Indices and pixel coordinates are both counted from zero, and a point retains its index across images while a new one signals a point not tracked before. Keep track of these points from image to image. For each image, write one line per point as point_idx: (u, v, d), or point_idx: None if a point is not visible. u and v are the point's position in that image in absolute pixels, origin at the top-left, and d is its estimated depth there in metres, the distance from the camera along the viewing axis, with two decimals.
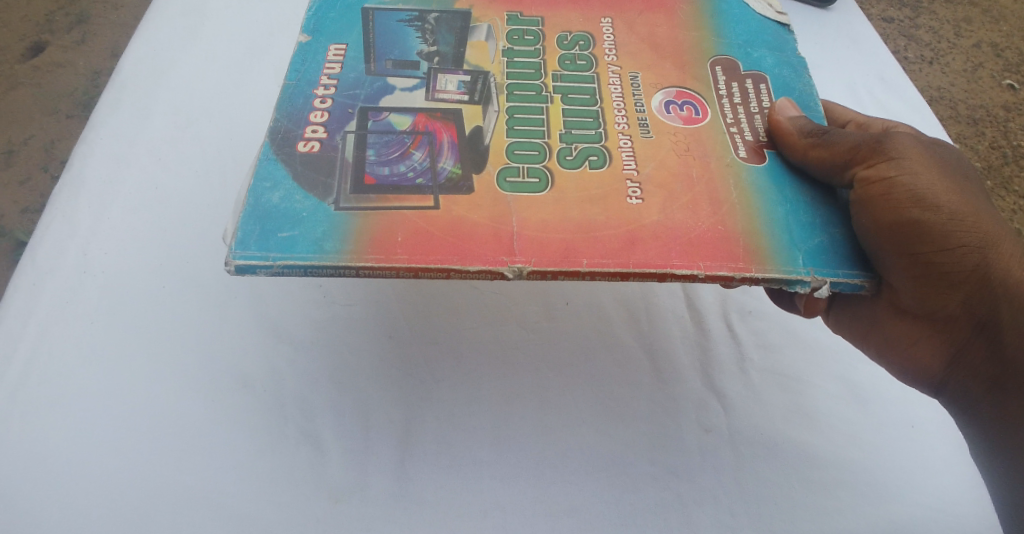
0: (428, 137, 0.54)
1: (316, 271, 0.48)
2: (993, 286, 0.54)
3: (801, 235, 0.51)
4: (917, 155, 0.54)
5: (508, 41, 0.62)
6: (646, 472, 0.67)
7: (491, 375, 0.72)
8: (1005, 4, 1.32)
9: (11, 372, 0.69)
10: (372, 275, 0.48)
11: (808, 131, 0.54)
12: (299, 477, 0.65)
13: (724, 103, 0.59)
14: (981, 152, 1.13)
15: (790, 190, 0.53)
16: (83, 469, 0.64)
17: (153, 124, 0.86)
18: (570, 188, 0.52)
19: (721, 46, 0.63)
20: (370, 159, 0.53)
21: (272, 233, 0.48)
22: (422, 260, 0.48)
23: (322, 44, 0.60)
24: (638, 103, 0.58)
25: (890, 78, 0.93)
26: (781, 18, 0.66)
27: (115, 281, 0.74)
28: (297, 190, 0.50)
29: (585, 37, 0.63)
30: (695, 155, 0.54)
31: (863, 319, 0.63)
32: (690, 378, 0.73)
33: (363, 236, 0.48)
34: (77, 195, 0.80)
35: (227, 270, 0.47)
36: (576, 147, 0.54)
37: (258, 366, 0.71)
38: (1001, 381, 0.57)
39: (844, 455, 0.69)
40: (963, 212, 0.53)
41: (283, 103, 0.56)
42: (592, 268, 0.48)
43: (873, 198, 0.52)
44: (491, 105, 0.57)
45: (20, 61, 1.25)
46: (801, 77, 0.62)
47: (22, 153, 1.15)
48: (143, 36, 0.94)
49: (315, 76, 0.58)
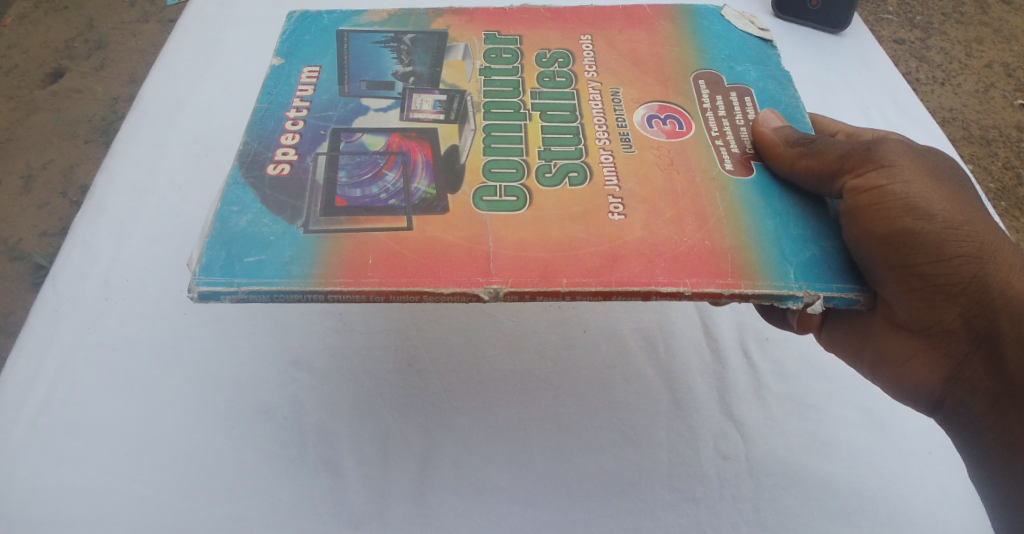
0: (402, 157, 0.52)
1: (282, 297, 0.46)
2: (993, 298, 0.51)
3: (792, 247, 0.49)
4: (909, 162, 0.51)
5: (485, 60, 0.60)
6: (665, 499, 0.67)
7: (510, 402, 0.72)
8: (1016, 23, 1.32)
9: (33, 398, 0.70)
10: (342, 299, 0.46)
11: (793, 141, 0.52)
12: (318, 505, 0.65)
13: (708, 116, 0.57)
14: (995, 173, 1.12)
15: (777, 201, 0.51)
16: (103, 495, 0.64)
17: (173, 153, 0.87)
18: (550, 206, 0.50)
19: (704, 60, 0.61)
20: (341, 181, 0.51)
21: (237, 258, 0.46)
22: (394, 284, 0.46)
23: (295, 67, 0.59)
24: (620, 119, 0.56)
25: (905, 102, 0.93)
26: (764, 34, 0.64)
27: (133, 308, 0.75)
28: (265, 214, 0.49)
29: (564, 55, 0.61)
30: (680, 170, 0.52)
31: (858, 332, 0.60)
32: (709, 405, 0.72)
33: (333, 259, 0.47)
34: (98, 221, 0.82)
35: (190, 298, 0.45)
36: (555, 163, 0.52)
37: (278, 394, 0.71)
38: (1002, 399, 0.53)
39: (866, 483, 0.67)
40: (958, 221, 0.50)
41: (253, 127, 0.54)
42: (572, 288, 0.46)
43: (863, 209, 0.49)
44: (468, 123, 0.55)
45: (41, 87, 1.28)
46: (787, 90, 0.60)
47: (42, 177, 1.17)
48: (164, 64, 0.96)
49: (287, 99, 0.56)
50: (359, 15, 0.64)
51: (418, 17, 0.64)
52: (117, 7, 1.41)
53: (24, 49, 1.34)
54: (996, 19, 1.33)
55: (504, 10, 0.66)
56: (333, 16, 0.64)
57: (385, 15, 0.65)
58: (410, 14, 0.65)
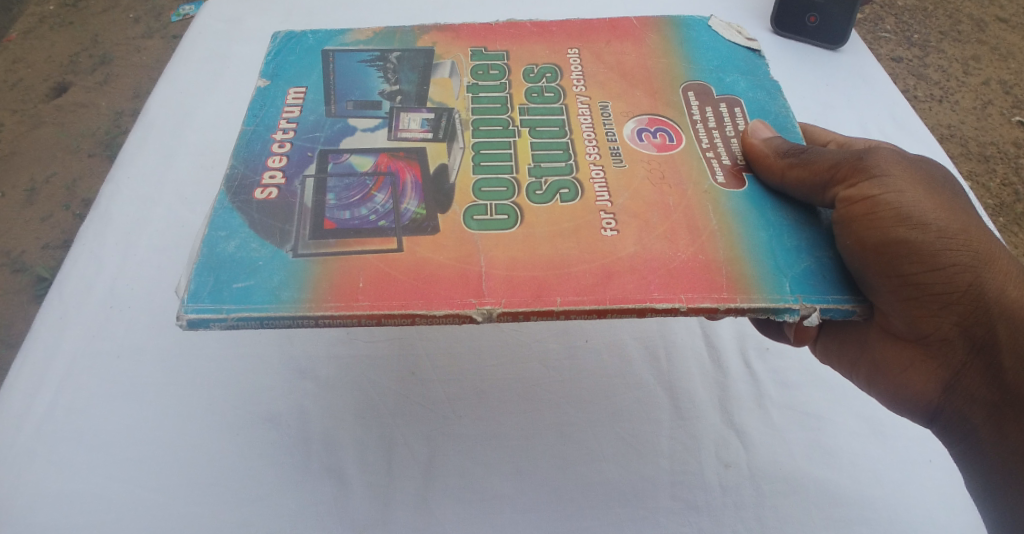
0: (390, 178, 0.53)
1: (272, 322, 0.46)
2: (988, 307, 0.51)
3: (786, 259, 0.49)
4: (902, 171, 0.51)
5: (472, 77, 0.61)
6: (668, 508, 0.66)
7: (513, 411, 0.72)
8: (1013, 41, 1.33)
9: (33, 408, 0.70)
10: (332, 323, 0.46)
11: (784, 151, 0.52)
12: (321, 512, 0.65)
13: (699, 128, 0.57)
14: (993, 190, 1.13)
15: (770, 212, 0.51)
16: (106, 502, 0.64)
17: (180, 166, 0.87)
18: (540, 223, 0.50)
19: (694, 72, 0.62)
20: (330, 203, 0.51)
21: (225, 284, 0.46)
22: (384, 306, 0.46)
23: (281, 88, 0.60)
24: (609, 132, 0.56)
25: (905, 119, 0.94)
26: (752, 44, 0.65)
27: (134, 318, 0.75)
28: (253, 238, 0.49)
29: (552, 68, 0.62)
30: (671, 183, 0.53)
31: (853, 343, 0.60)
32: (710, 414, 0.72)
33: (323, 283, 0.47)
34: (102, 231, 0.82)
35: (179, 325, 0.45)
36: (546, 180, 0.53)
37: (281, 403, 0.71)
38: (1001, 407, 0.53)
39: (869, 493, 0.67)
40: (952, 230, 0.50)
41: (239, 150, 0.55)
42: (566, 307, 0.46)
43: (856, 218, 0.50)
44: (456, 141, 0.55)
45: (45, 101, 1.29)
46: (777, 101, 0.60)
47: (45, 191, 1.18)
48: (170, 78, 0.96)
49: (273, 121, 0.57)
50: (344, 34, 0.65)
51: (403, 34, 0.65)
52: (121, 24, 1.42)
53: (29, 64, 1.35)
54: (993, 36, 1.34)
55: (490, 25, 0.66)
56: (318, 36, 0.65)
57: (370, 33, 0.65)
58: (396, 31, 0.65)
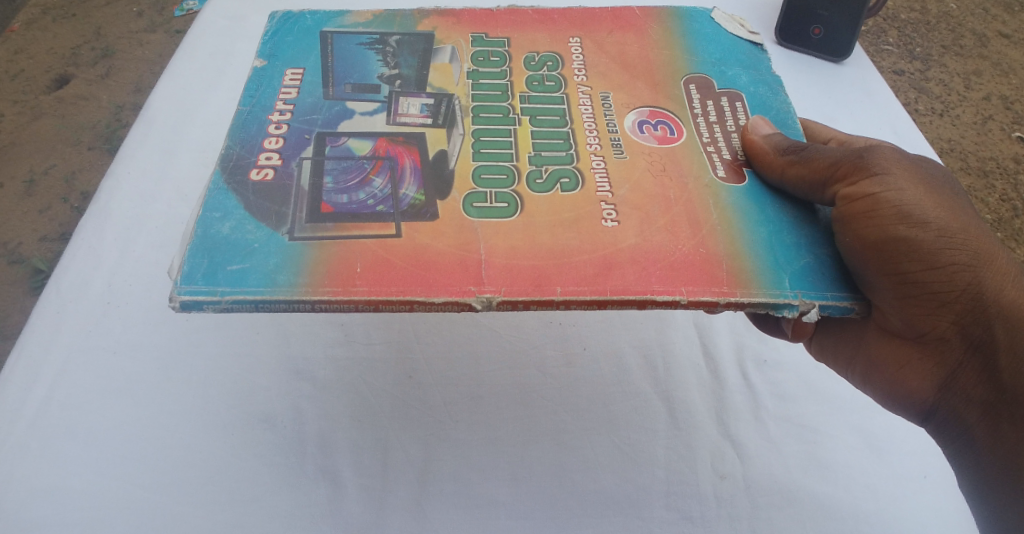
0: (389, 163, 0.53)
1: (267, 305, 0.46)
2: (986, 306, 0.51)
3: (785, 255, 0.49)
4: (903, 169, 0.51)
5: (473, 63, 0.61)
6: (662, 517, 0.66)
7: (509, 415, 0.72)
8: (1014, 57, 1.34)
9: (27, 401, 0.69)
10: (330, 308, 0.46)
11: (784, 148, 0.52)
12: (315, 514, 0.65)
13: (700, 122, 0.57)
14: (992, 205, 1.13)
15: (770, 208, 0.52)
16: (101, 498, 0.64)
17: (181, 160, 0.87)
18: (541, 213, 0.50)
19: (694, 64, 0.62)
20: (327, 187, 0.51)
21: (220, 266, 0.46)
22: (383, 293, 0.46)
23: (278, 69, 0.60)
24: (610, 124, 0.56)
25: (906, 130, 0.94)
26: (754, 38, 0.65)
27: (131, 311, 0.75)
28: (248, 220, 0.49)
29: (553, 57, 0.62)
30: (672, 176, 0.53)
31: (849, 341, 0.60)
32: (706, 423, 0.72)
33: (319, 268, 0.47)
34: (102, 225, 0.82)
35: (172, 307, 0.45)
36: (546, 169, 0.53)
37: (277, 402, 0.71)
38: (997, 407, 0.53)
39: (864, 507, 0.67)
40: (951, 228, 0.50)
41: (236, 131, 0.54)
42: (566, 297, 0.46)
43: (856, 215, 0.50)
44: (456, 128, 0.55)
45: (45, 93, 1.29)
46: (778, 96, 0.60)
47: (44, 182, 1.17)
48: (174, 70, 0.97)
49: (270, 102, 0.57)
50: (343, 17, 0.65)
51: (403, 19, 0.65)
52: (124, 16, 1.42)
53: (30, 55, 1.35)
54: (995, 52, 1.35)
55: (491, 12, 0.66)
56: (316, 17, 0.65)
57: (370, 16, 0.65)
58: (395, 15, 0.65)
